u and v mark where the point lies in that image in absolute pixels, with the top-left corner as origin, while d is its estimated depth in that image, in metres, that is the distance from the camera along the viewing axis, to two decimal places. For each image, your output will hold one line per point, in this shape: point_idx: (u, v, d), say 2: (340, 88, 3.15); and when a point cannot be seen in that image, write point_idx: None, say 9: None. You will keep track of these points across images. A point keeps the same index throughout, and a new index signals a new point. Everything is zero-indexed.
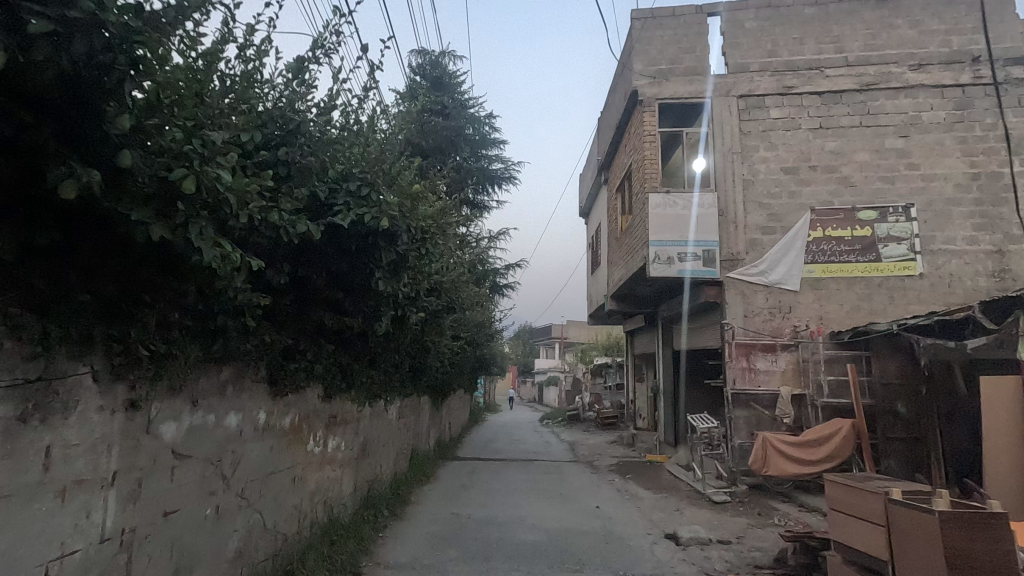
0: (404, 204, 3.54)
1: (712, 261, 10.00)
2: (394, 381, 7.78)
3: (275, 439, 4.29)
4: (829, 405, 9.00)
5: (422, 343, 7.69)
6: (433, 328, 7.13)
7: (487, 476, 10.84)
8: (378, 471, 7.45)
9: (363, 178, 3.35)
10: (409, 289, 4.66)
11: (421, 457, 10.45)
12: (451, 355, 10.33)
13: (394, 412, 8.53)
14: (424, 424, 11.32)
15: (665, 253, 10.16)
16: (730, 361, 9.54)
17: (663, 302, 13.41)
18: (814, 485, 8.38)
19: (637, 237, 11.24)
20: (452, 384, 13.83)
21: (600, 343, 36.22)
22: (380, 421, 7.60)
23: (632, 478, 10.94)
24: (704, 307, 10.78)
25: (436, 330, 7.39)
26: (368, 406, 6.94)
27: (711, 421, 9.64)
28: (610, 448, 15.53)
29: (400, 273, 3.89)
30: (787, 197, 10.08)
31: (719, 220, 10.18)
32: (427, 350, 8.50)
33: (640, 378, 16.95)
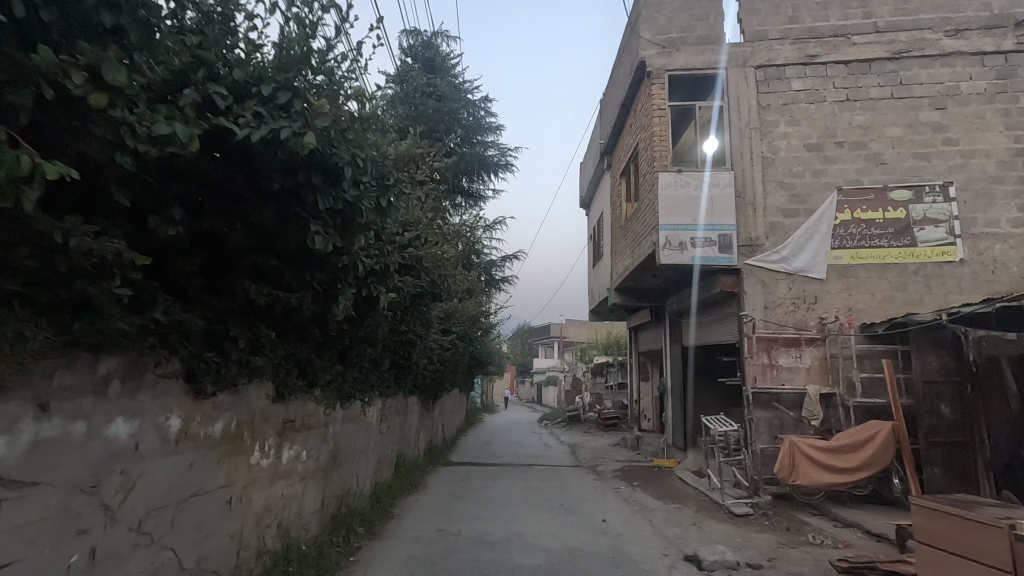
0: (344, 124, 2.58)
1: (728, 247, 9.07)
2: (373, 379, 6.84)
3: (200, 452, 3.34)
4: (862, 405, 8.06)
5: (403, 334, 6.76)
6: (415, 318, 6.21)
7: (480, 484, 9.88)
8: (353, 482, 6.49)
9: (280, 81, 2.43)
10: (374, 261, 3.70)
11: (407, 465, 9.47)
12: (440, 352, 9.39)
13: (375, 415, 7.55)
14: (412, 427, 10.35)
15: (676, 238, 9.22)
16: (749, 357, 8.62)
17: (672, 295, 12.45)
18: (847, 496, 7.45)
19: (644, 222, 10.28)
20: (445, 383, 12.85)
21: (601, 341, 35.27)
22: (356, 426, 6.64)
23: (640, 486, 10.00)
24: (719, 299, 9.83)
25: (419, 320, 6.46)
26: (340, 408, 5.98)
27: (728, 424, 8.70)
28: (614, 452, 14.58)
29: (350, 227, 2.91)
30: (810, 176, 9.14)
31: (736, 202, 9.24)
32: (412, 345, 7.54)
33: (645, 377, 15.99)
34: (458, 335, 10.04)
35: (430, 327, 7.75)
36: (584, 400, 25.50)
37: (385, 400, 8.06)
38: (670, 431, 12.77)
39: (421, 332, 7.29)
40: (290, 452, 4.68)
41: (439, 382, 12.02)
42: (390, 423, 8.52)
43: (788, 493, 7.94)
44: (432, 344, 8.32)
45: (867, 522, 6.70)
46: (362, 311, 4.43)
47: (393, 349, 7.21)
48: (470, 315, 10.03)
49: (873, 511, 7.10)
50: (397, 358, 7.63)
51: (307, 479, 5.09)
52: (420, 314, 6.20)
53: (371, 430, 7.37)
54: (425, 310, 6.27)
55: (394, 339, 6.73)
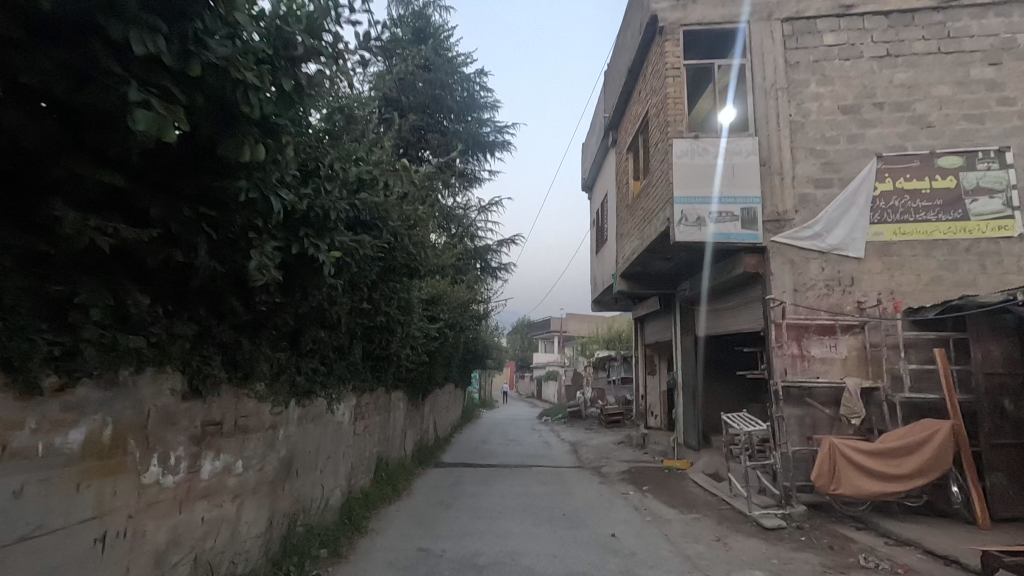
0: None
1: (753, 223, 8.00)
2: (341, 373, 5.84)
3: (39, 474, 2.28)
4: (910, 401, 7.01)
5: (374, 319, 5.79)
6: (382, 298, 5.33)
7: (472, 489, 8.85)
8: (315, 495, 5.43)
9: None
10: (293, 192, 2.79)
11: (389, 469, 8.42)
12: (427, 344, 8.42)
13: (347, 415, 6.48)
14: (397, 426, 9.32)
15: (694, 212, 8.15)
16: (778, 347, 7.61)
17: (683, 281, 11.40)
18: (897, 507, 6.40)
19: (655, 197, 9.21)
20: (436, 378, 11.81)
21: (602, 336, 34.27)
22: (320, 428, 5.59)
23: (651, 491, 8.97)
24: (740, 283, 8.77)
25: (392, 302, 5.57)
26: (296, 405, 4.93)
27: (753, 422, 7.66)
28: (619, 451, 13.59)
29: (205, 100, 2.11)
30: (846, 142, 8.05)
31: (762, 171, 8.15)
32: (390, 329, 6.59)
33: (652, 371, 14.96)
34: (450, 326, 9.06)
35: (408, 313, 6.82)
36: (585, 395, 24.45)
37: (360, 397, 7.02)
38: (680, 430, 11.71)
39: (394, 318, 6.37)
40: (216, 464, 3.62)
41: (428, 376, 11.00)
42: (368, 423, 7.46)
43: (825, 503, 6.90)
44: (413, 334, 7.41)
45: (927, 540, 5.65)
46: (303, 278, 3.51)
47: (365, 338, 6.26)
48: (460, 302, 9.05)
49: (930, 526, 6.06)
50: (372, 351, 6.65)
51: (245, 497, 4.02)
52: (388, 292, 5.31)
53: (341, 432, 6.31)
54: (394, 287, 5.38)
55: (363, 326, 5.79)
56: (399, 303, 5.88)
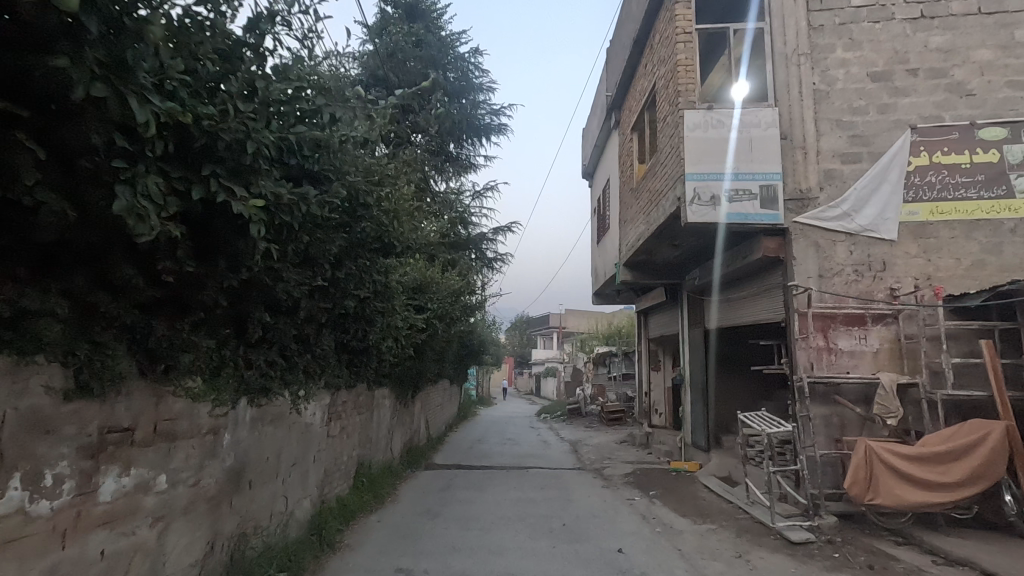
0: None
1: (773, 201, 7.24)
2: (307, 368, 5.11)
3: None
4: (952, 400, 6.27)
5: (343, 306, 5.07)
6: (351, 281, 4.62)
7: (463, 495, 8.11)
8: (275, 508, 4.66)
9: None
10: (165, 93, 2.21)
11: (373, 474, 7.67)
12: (414, 338, 7.68)
13: (318, 415, 5.71)
14: (382, 427, 8.56)
15: (707, 190, 7.38)
16: (802, 338, 6.87)
17: (691, 270, 10.65)
18: (941, 519, 5.66)
19: (664, 176, 8.44)
20: (426, 374, 11.07)
21: (601, 331, 33.61)
22: (282, 432, 4.82)
23: (658, 496, 8.24)
24: (757, 269, 8.01)
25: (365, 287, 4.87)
26: (248, 405, 4.16)
27: (774, 422, 6.91)
28: (622, 451, 12.87)
29: None
30: (876, 112, 7.28)
31: (783, 145, 7.37)
32: (366, 320, 5.88)
33: (656, 367, 14.21)
34: (441, 318, 8.33)
35: (388, 302, 6.10)
36: (584, 392, 23.76)
37: (336, 395, 6.26)
38: (688, 429, 10.97)
39: (370, 307, 5.65)
40: (124, 482, 2.85)
41: (418, 372, 10.26)
42: (346, 424, 6.69)
43: (857, 513, 6.15)
44: (397, 326, 6.67)
45: (983, 560, 4.91)
46: (230, 244, 2.82)
47: (336, 328, 5.53)
48: (450, 292, 8.32)
49: (981, 541, 5.32)
50: (347, 343, 5.90)
51: (171, 519, 3.25)
52: (359, 273, 4.61)
53: (311, 435, 5.54)
54: (366, 267, 4.67)
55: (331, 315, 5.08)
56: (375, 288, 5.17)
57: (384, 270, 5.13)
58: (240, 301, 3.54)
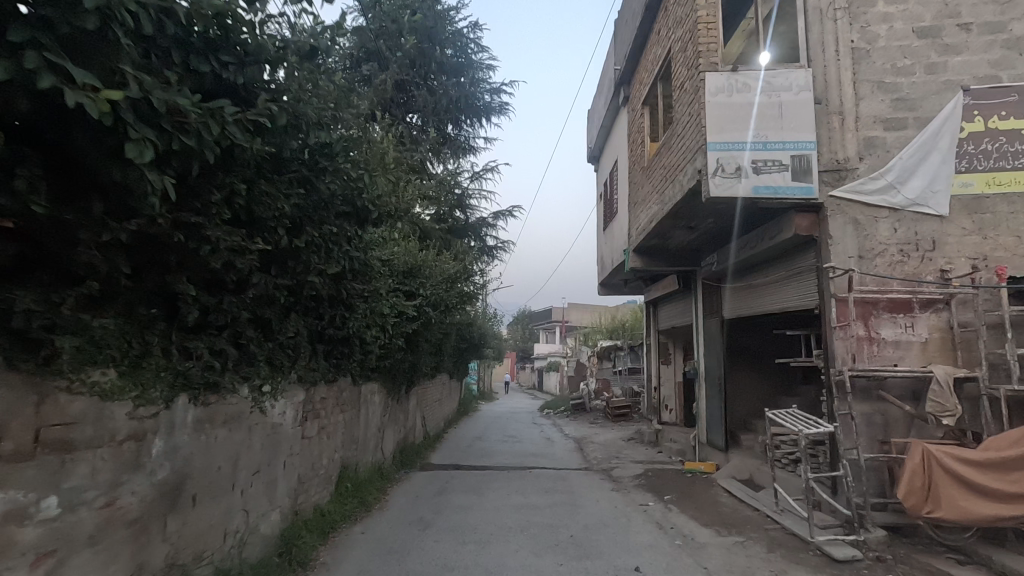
0: None
1: (806, 173, 6.43)
2: (270, 358, 4.36)
3: None
4: (1016, 397, 5.49)
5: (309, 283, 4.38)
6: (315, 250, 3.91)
7: (459, 500, 7.38)
8: (229, 527, 3.91)
9: None
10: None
11: (359, 478, 6.93)
12: (404, 328, 6.92)
13: (290, 415, 4.96)
14: (371, 425, 7.82)
15: (731, 161, 6.58)
16: (840, 327, 6.10)
17: (707, 255, 9.87)
18: (1011, 535, 4.88)
19: (681, 148, 7.64)
20: (422, 368, 10.33)
21: (605, 325, 32.90)
22: (239, 435, 4.06)
23: (674, 502, 7.49)
24: (785, 251, 7.21)
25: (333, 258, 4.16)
26: (189, 405, 3.40)
27: (808, 421, 6.14)
28: (630, 450, 12.14)
29: None
30: (923, 73, 6.46)
31: (817, 111, 6.56)
32: (343, 303, 5.14)
33: (665, 361, 13.44)
34: (436, 307, 7.57)
35: (368, 284, 5.37)
36: (588, 387, 23.09)
37: (312, 392, 5.51)
38: (702, 427, 10.22)
39: (345, 288, 4.90)
40: None
41: (412, 365, 9.52)
42: (325, 425, 5.94)
43: (907, 526, 5.38)
44: (382, 311, 5.93)
45: None
46: (107, 178, 2.27)
47: (307, 314, 4.80)
48: (445, 277, 7.56)
49: None
50: (321, 330, 5.16)
51: (69, 554, 2.50)
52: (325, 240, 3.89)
53: (280, 439, 4.79)
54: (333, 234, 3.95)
55: (298, 295, 4.35)
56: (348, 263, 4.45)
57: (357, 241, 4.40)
58: (156, 267, 2.87)
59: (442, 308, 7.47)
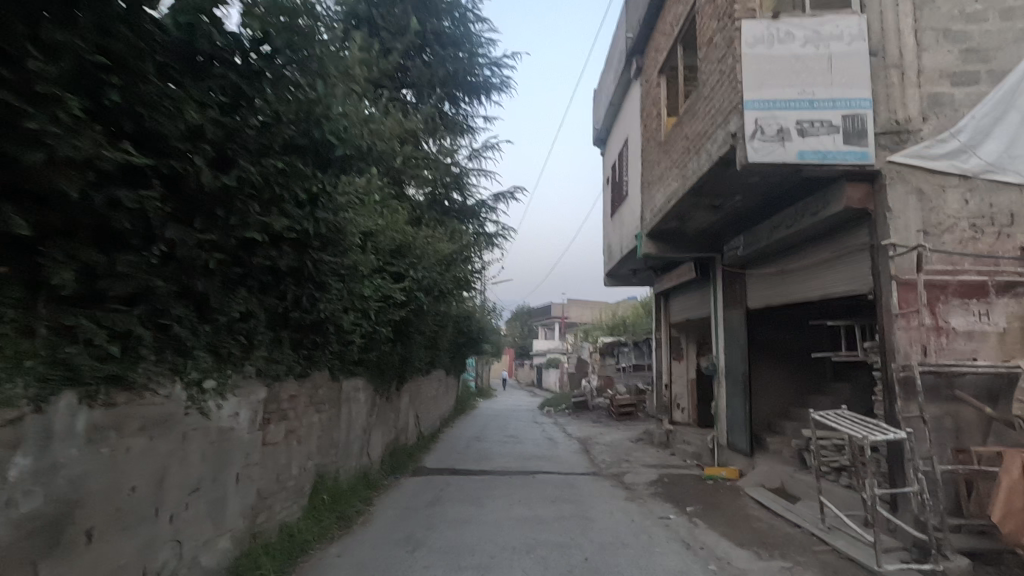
0: None
1: (861, 135, 5.50)
2: (213, 346, 3.43)
3: None
4: None
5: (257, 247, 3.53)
6: (251, 194, 3.11)
7: (455, 514, 6.48)
8: (149, 566, 2.99)
9: None
10: None
11: (339, 488, 6.02)
12: (392, 317, 6.00)
13: (245, 417, 4.03)
14: (355, 427, 6.90)
15: (773, 121, 5.64)
16: (902, 315, 5.19)
17: (729, 239, 8.97)
18: None
19: (709, 113, 6.70)
20: (415, 362, 9.41)
21: (607, 321, 32.09)
22: (168, 445, 3.14)
23: (699, 515, 6.59)
24: (829, 229, 6.29)
25: (277, 207, 3.33)
26: (78, 408, 2.46)
27: (865, 425, 5.22)
28: (640, 453, 11.26)
29: None
30: (998, 20, 5.54)
31: (874, 63, 5.63)
32: (308, 278, 4.23)
33: (677, 356, 12.55)
34: (429, 293, 6.64)
35: (342, 257, 4.46)
36: (590, 385, 22.28)
37: (277, 387, 4.58)
38: (722, 428, 9.32)
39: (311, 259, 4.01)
40: None
41: (403, 359, 8.60)
42: (296, 428, 5.02)
43: (991, 553, 4.48)
44: (362, 293, 5.02)
45: None
46: None
47: (265, 292, 3.91)
48: (440, 260, 6.64)
49: None
50: (287, 312, 4.25)
51: None
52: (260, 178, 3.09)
53: (231, 447, 3.85)
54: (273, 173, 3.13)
55: (243, 263, 3.46)
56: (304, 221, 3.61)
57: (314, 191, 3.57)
58: None
59: (437, 294, 6.54)
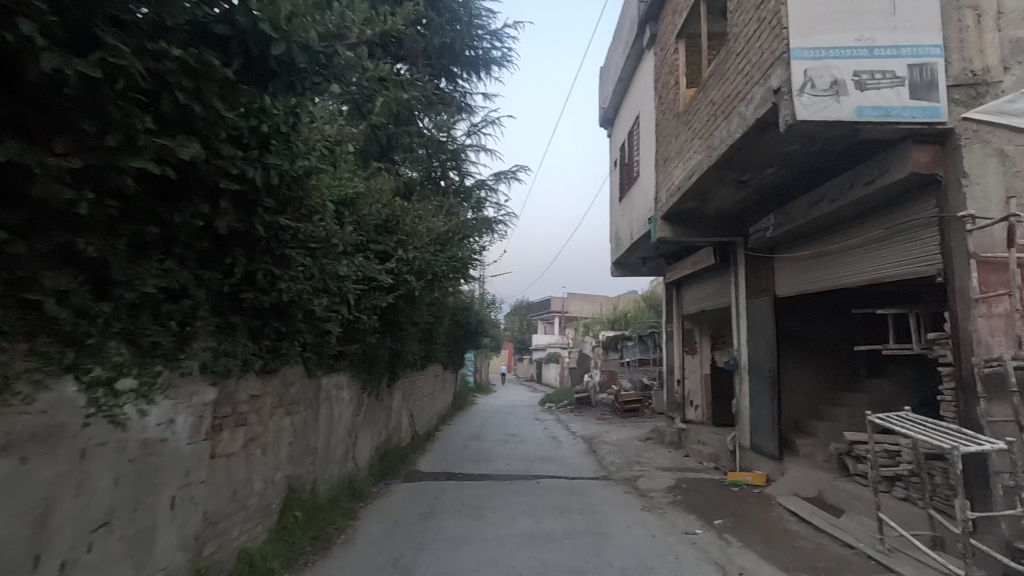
0: None
1: (930, 87, 4.65)
2: (123, 330, 2.60)
3: None
4: None
5: (179, 200, 2.72)
6: (139, 103, 2.28)
7: (451, 528, 5.70)
8: None
9: None
10: None
11: (317, 502, 5.20)
12: (377, 303, 5.11)
13: (184, 424, 3.19)
14: (337, 429, 6.07)
15: (825, 72, 4.77)
16: (985, 299, 4.37)
17: (754, 221, 8.13)
18: None
19: (743, 71, 5.84)
20: (408, 356, 8.59)
21: (608, 315, 31.35)
22: (57, 467, 2.31)
23: (729, 530, 5.79)
24: (884, 201, 5.44)
25: (195, 138, 2.51)
26: None
27: (937, 429, 4.41)
28: (651, 454, 10.49)
29: None
30: None
31: (946, 3, 4.76)
32: (256, 247, 3.35)
33: (690, 350, 11.75)
34: (420, 277, 5.75)
35: (306, 224, 3.60)
36: (593, 380, 21.55)
37: (231, 386, 3.74)
38: (744, 429, 8.51)
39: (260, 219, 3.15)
40: None
41: (393, 353, 7.77)
42: (260, 434, 4.18)
43: None
44: (334, 270, 4.16)
45: None
46: None
47: (201, 264, 3.09)
48: (433, 238, 5.77)
49: None
50: (236, 289, 3.41)
51: None
52: (151, 82, 2.27)
53: (163, 464, 3.01)
54: (179, 87, 2.31)
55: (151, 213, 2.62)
56: (238, 162, 2.80)
57: (250, 122, 2.75)
58: None
59: (430, 278, 5.65)
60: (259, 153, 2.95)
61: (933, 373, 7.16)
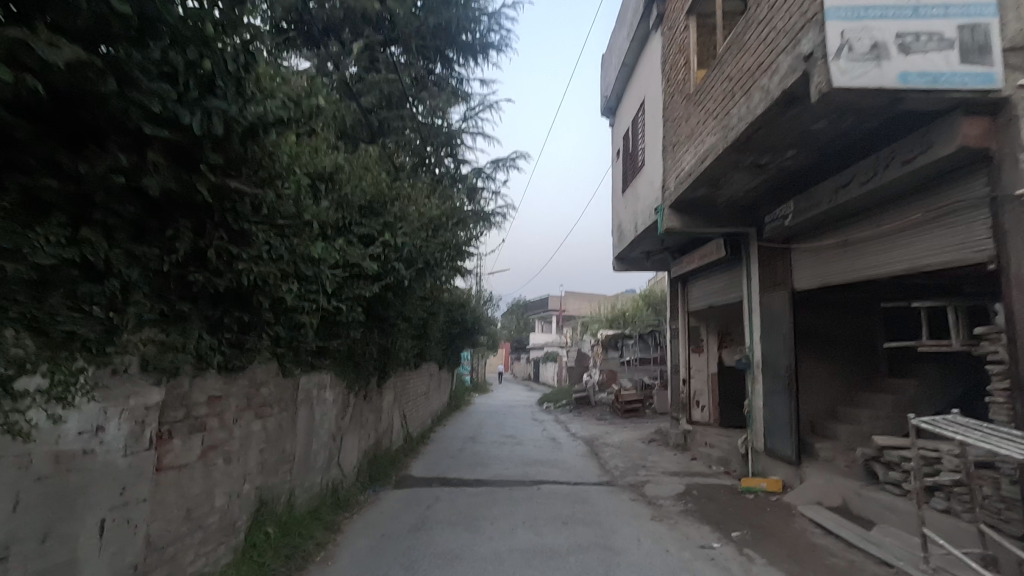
0: None
1: (984, 50, 4.12)
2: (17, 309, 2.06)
3: None
4: None
5: (89, 147, 2.28)
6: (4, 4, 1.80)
7: (444, 543, 5.15)
8: None
9: None
10: None
11: (293, 515, 4.64)
12: (359, 293, 4.56)
13: (118, 433, 2.64)
14: (319, 434, 5.52)
15: (865, 34, 4.24)
16: None
17: (770, 210, 7.61)
18: None
19: (767, 39, 5.30)
20: (399, 354, 8.05)
21: (607, 314, 30.83)
22: None
23: (750, 544, 5.26)
24: (923, 181, 4.92)
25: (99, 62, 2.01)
26: None
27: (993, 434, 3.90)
28: (657, 458, 9.96)
29: None
30: None
31: None
32: (200, 213, 2.84)
33: (696, 348, 11.23)
34: (410, 265, 5.20)
35: (270, 194, 3.05)
36: (592, 379, 21.02)
37: (183, 387, 3.19)
38: (757, 431, 8.00)
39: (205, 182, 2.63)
40: None
41: (382, 350, 7.22)
42: (222, 442, 3.62)
43: None
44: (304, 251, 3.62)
45: None
46: None
47: (134, 235, 2.62)
48: (424, 223, 5.21)
49: None
50: (181, 267, 2.90)
51: None
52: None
53: (87, 482, 2.46)
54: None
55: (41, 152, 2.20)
56: (171, 105, 2.26)
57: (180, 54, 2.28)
58: None
59: (420, 266, 5.10)
60: (202, 98, 2.43)
61: (980, 369, 6.73)
